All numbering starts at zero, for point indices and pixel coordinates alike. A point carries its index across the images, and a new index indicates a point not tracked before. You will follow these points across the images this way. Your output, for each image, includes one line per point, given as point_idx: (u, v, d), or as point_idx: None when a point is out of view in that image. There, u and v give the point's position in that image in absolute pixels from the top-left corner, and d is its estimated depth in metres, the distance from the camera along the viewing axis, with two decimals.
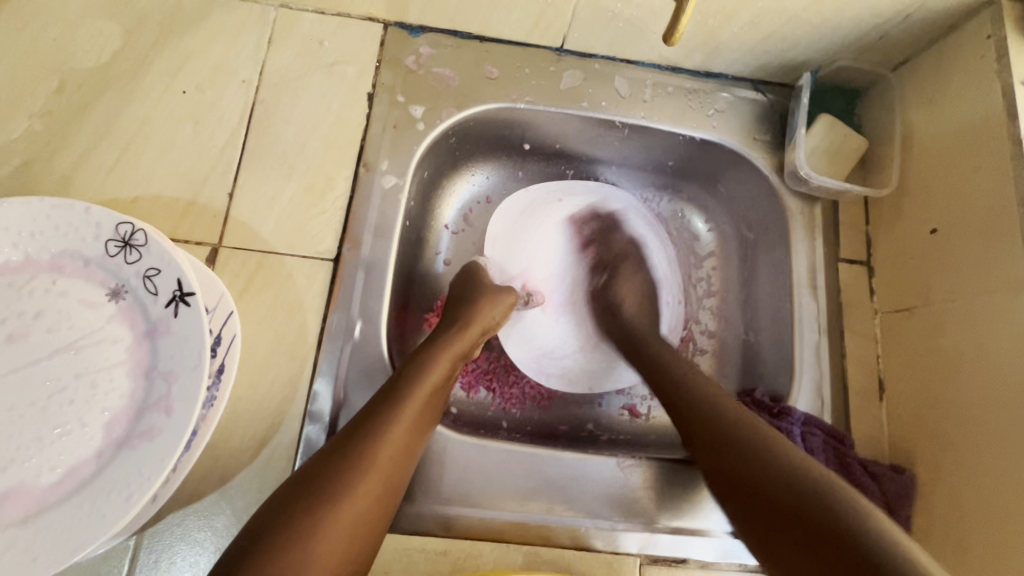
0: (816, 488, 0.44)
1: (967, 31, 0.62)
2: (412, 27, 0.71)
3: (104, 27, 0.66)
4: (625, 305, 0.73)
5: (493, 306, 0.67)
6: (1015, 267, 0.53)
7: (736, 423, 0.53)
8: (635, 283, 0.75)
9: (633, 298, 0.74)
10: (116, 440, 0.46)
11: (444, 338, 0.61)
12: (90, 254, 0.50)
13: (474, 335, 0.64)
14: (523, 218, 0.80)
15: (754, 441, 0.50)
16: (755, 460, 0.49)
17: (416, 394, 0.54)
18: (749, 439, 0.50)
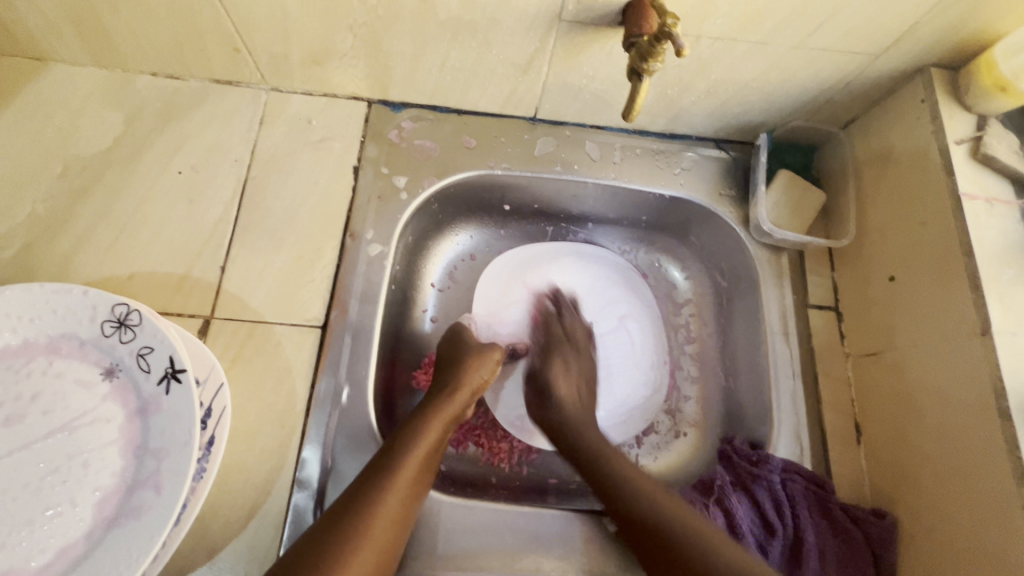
0: None
1: (904, 94, 0.67)
2: (395, 104, 0.76)
3: (106, 115, 0.71)
4: (562, 396, 0.71)
5: (481, 365, 0.69)
6: (966, 313, 0.56)
7: None
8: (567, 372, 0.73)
9: (568, 387, 0.72)
10: (106, 518, 0.47)
11: (437, 403, 0.64)
12: (86, 335, 0.53)
13: (465, 398, 0.66)
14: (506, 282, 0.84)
15: None
16: None
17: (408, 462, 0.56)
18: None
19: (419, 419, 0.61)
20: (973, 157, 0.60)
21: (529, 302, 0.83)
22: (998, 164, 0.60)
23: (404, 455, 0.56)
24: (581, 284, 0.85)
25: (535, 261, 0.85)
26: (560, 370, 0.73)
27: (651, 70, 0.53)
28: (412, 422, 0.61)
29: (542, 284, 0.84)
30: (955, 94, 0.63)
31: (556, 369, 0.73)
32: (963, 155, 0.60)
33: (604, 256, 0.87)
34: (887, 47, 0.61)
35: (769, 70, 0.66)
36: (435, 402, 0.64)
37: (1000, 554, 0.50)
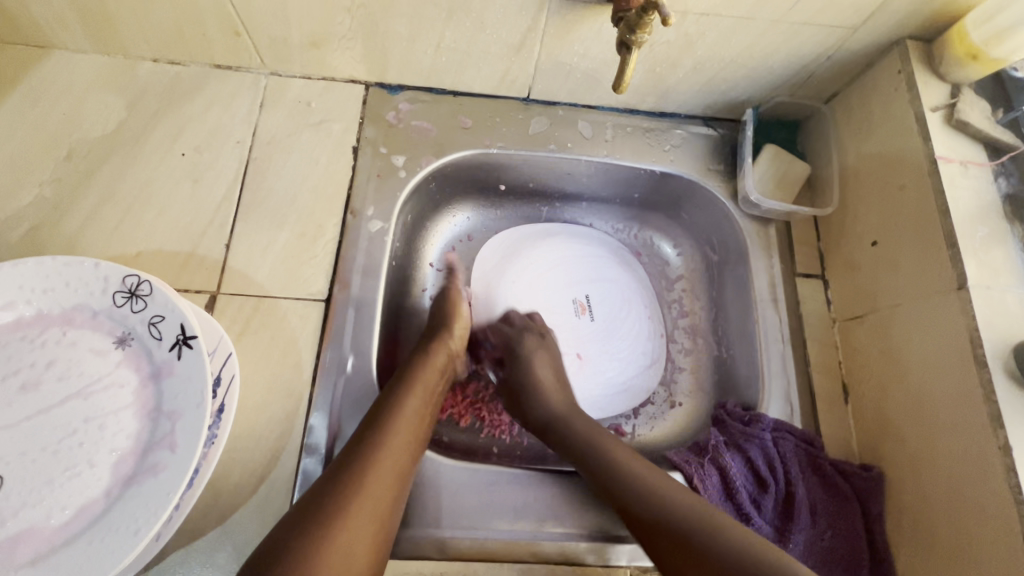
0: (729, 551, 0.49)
1: (882, 66, 0.69)
2: (391, 86, 0.78)
3: (109, 100, 0.72)
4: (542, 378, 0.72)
5: (452, 331, 0.72)
6: (943, 271, 0.59)
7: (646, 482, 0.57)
8: (546, 360, 0.75)
9: (546, 372, 0.73)
10: (123, 477, 0.49)
11: (420, 365, 0.66)
12: (98, 306, 0.54)
13: (442, 360, 0.68)
14: (503, 260, 0.85)
15: (676, 503, 0.55)
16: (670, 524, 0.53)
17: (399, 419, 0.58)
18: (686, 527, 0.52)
19: (405, 380, 0.63)
20: (948, 123, 0.63)
21: (528, 278, 0.85)
22: (972, 129, 0.62)
23: (393, 414, 0.58)
24: (577, 260, 0.87)
25: (532, 238, 0.87)
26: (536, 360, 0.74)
27: (639, 41, 0.56)
28: (399, 383, 0.62)
29: (540, 258, 0.87)
30: (930, 64, 0.66)
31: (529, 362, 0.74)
32: (938, 122, 0.63)
33: (597, 236, 0.89)
34: (863, 20, 0.64)
35: (752, 46, 0.68)
36: (419, 363, 0.66)
37: (978, 494, 0.53)
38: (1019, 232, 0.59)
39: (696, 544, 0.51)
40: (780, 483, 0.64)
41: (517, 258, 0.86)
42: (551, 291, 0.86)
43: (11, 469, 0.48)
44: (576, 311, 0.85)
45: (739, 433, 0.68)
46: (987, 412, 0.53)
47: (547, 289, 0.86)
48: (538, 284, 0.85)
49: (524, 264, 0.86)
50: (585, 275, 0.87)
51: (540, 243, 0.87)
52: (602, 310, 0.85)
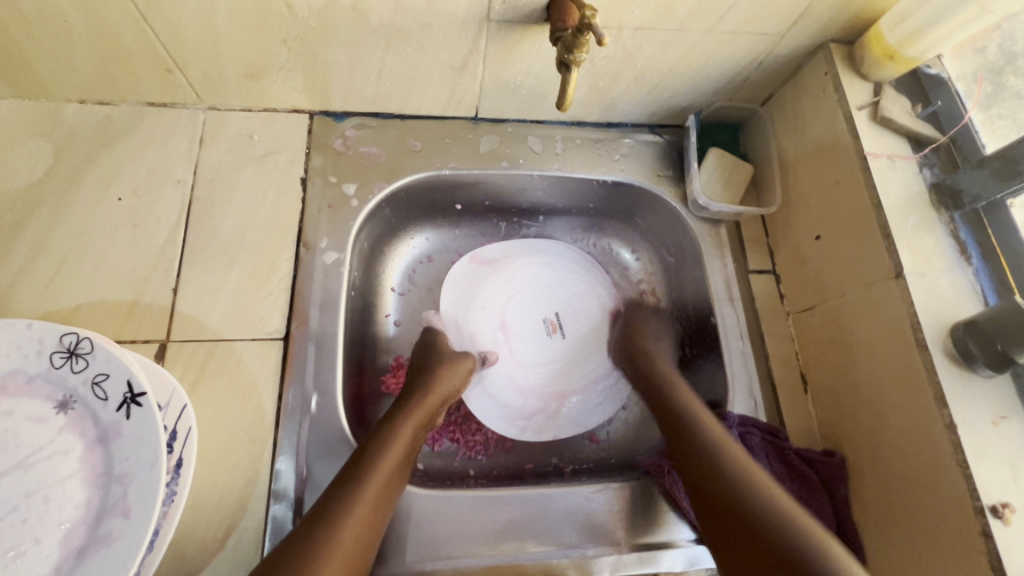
0: (750, 481, 0.55)
1: (810, 68, 0.73)
2: (337, 113, 0.77)
3: (35, 147, 0.69)
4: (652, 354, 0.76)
5: (453, 372, 0.71)
6: (882, 260, 0.62)
7: (704, 432, 0.62)
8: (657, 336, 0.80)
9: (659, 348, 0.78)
10: (74, 550, 0.46)
11: (407, 406, 0.66)
12: (34, 369, 0.51)
13: (434, 403, 0.68)
14: (470, 287, 0.86)
15: (731, 450, 0.59)
16: (716, 470, 0.57)
17: (380, 469, 0.57)
18: (732, 479, 0.55)
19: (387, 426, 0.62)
20: (873, 120, 0.67)
21: (495, 304, 0.86)
22: (895, 124, 0.66)
23: (372, 463, 0.57)
24: (542, 279, 0.88)
25: (495, 261, 0.87)
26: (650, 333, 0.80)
27: (578, 61, 0.57)
28: (382, 428, 0.62)
29: (504, 282, 0.87)
30: (852, 65, 0.69)
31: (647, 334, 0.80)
32: (864, 119, 0.67)
33: (560, 251, 0.90)
34: (788, 27, 0.67)
35: (688, 56, 0.70)
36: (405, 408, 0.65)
37: (926, 471, 0.56)
38: (946, 218, 0.63)
39: (727, 483, 0.55)
40: None
41: (481, 285, 0.86)
42: (521, 312, 0.86)
43: None
44: (547, 330, 0.86)
45: None
46: (931, 392, 0.55)
47: (517, 309, 0.86)
48: (508, 307, 0.86)
49: (492, 289, 0.86)
50: (550, 293, 0.88)
51: (503, 266, 0.88)
52: (573, 326, 0.87)
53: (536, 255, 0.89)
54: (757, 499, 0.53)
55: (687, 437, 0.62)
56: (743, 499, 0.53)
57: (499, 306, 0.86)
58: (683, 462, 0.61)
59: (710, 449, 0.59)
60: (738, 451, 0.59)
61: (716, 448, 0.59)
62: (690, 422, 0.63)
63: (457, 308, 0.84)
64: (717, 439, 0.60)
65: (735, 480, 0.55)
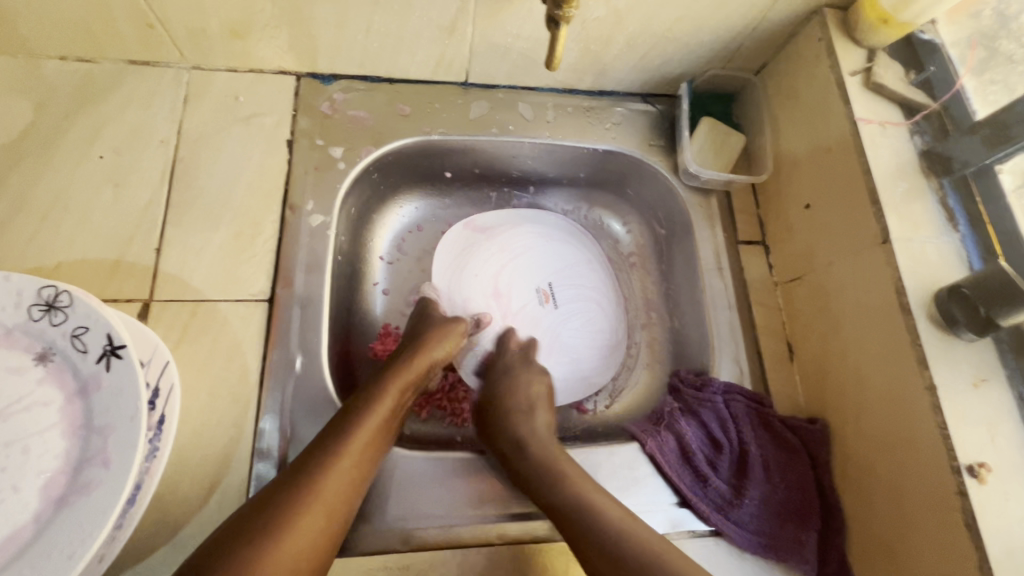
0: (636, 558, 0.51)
1: (804, 34, 0.72)
2: (324, 76, 0.76)
3: (14, 103, 0.67)
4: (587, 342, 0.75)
5: (444, 338, 0.70)
6: (869, 227, 0.61)
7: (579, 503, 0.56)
8: None
9: None
10: (54, 499, 0.46)
11: (395, 368, 0.65)
12: (13, 322, 0.50)
13: (423, 366, 0.67)
14: (463, 255, 0.84)
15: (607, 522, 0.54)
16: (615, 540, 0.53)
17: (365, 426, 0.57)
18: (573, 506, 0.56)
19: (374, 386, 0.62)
20: (866, 87, 0.66)
21: (489, 272, 0.84)
22: (888, 91, 0.65)
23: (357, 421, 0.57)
24: (536, 249, 0.87)
25: (490, 230, 0.86)
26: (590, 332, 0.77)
27: (567, 16, 0.56)
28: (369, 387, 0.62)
29: (498, 251, 0.86)
30: (846, 31, 0.68)
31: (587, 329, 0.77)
32: (857, 85, 0.66)
33: (552, 221, 0.89)
34: None
35: (681, 19, 0.69)
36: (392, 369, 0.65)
37: (908, 434, 0.56)
38: (935, 185, 0.63)
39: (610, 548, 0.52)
40: (733, 443, 0.67)
41: (475, 253, 0.85)
42: (515, 280, 0.85)
43: None
44: (540, 300, 0.85)
45: (693, 398, 0.71)
46: (914, 356, 0.56)
47: (511, 278, 0.85)
48: (501, 275, 0.85)
49: (485, 257, 0.85)
50: (545, 264, 0.86)
51: (497, 235, 0.86)
52: (567, 295, 0.85)
53: (530, 226, 0.88)
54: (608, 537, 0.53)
55: (562, 489, 0.58)
56: None
57: (492, 274, 0.84)
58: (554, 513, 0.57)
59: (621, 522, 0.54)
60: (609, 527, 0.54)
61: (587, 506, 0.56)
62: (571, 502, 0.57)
63: (451, 275, 0.82)
64: (580, 500, 0.57)
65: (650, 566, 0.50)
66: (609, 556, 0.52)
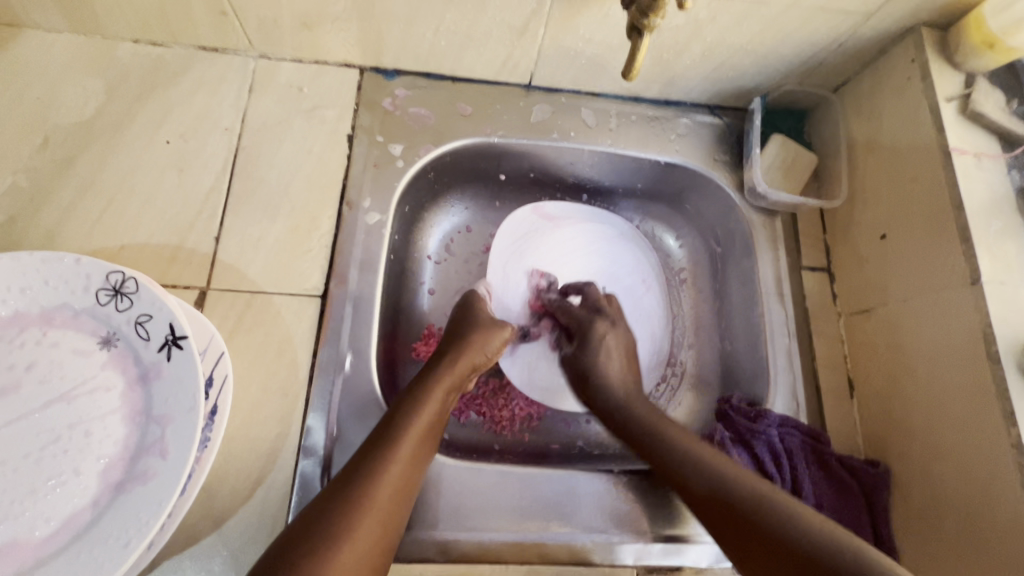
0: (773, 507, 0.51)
1: (894, 53, 0.68)
2: (387, 71, 0.75)
3: (87, 84, 0.68)
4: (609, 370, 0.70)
5: (486, 341, 0.69)
6: (957, 266, 0.58)
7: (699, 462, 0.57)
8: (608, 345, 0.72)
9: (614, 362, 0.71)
10: (112, 485, 0.47)
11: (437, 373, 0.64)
12: (81, 305, 0.51)
13: (464, 370, 0.66)
14: (526, 238, 0.83)
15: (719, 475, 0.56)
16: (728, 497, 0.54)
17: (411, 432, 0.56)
18: (684, 462, 0.58)
19: (418, 389, 0.61)
20: (962, 114, 0.62)
21: (547, 261, 0.83)
22: (986, 120, 0.61)
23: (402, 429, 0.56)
24: (595, 248, 0.85)
25: (553, 221, 0.84)
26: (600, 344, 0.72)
27: (651, 26, 0.54)
28: (413, 390, 0.61)
29: (559, 243, 0.84)
30: (944, 53, 0.64)
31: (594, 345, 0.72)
32: (953, 112, 0.62)
33: (614, 224, 0.86)
34: (878, 6, 0.62)
35: (764, 31, 0.66)
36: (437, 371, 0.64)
37: (987, 493, 0.53)
38: None
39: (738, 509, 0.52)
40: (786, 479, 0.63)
41: (537, 239, 0.83)
42: (573, 275, 0.84)
43: None
44: None
45: (744, 428, 0.67)
46: (1000, 409, 0.52)
47: (569, 274, 0.84)
48: (559, 271, 0.84)
49: (548, 246, 0.84)
50: (603, 264, 0.85)
51: (561, 226, 0.85)
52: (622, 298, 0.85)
53: (592, 225, 0.86)
54: (727, 490, 0.54)
55: (665, 444, 0.60)
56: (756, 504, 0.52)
57: (550, 267, 0.83)
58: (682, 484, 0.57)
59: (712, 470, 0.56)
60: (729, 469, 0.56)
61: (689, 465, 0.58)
62: (688, 455, 0.58)
63: (509, 265, 0.81)
64: (699, 459, 0.58)
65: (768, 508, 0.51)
66: (731, 512, 0.53)
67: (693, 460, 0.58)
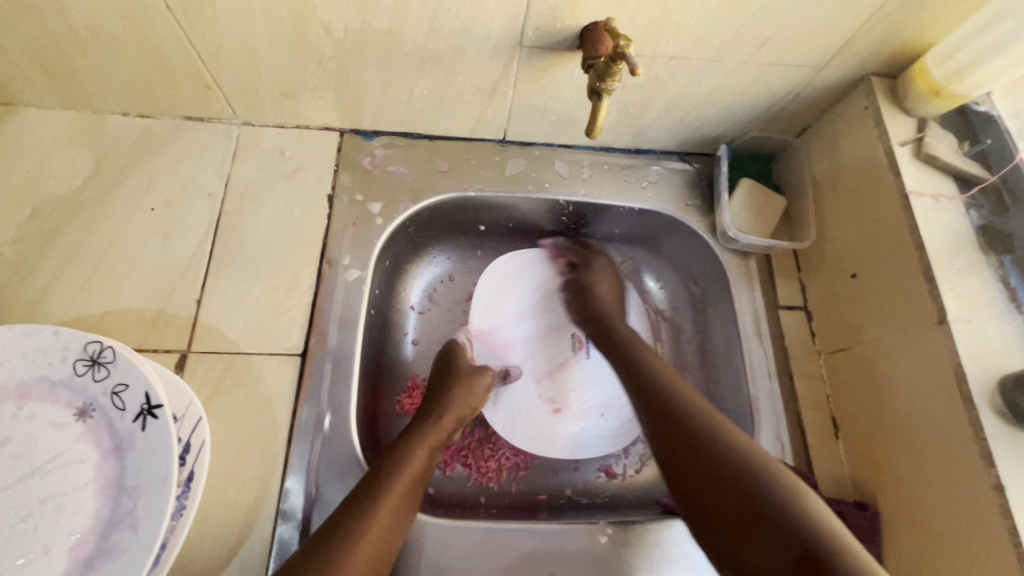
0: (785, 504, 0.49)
1: (849, 101, 0.71)
2: (367, 132, 0.78)
3: (77, 157, 0.71)
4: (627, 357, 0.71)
5: (470, 393, 0.70)
6: (923, 305, 0.58)
7: (717, 436, 0.56)
8: (633, 328, 0.75)
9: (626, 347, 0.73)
10: (81, 561, 0.46)
11: (424, 427, 0.64)
12: (58, 376, 0.52)
13: (450, 425, 0.66)
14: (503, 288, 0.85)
15: (743, 448, 0.55)
16: (744, 484, 0.52)
17: (393, 493, 0.56)
18: (739, 465, 0.53)
19: (400, 446, 0.61)
20: (917, 157, 0.64)
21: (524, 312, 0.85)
22: (940, 162, 0.63)
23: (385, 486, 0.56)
24: None
25: (530, 271, 0.87)
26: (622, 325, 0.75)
27: (609, 89, 0.57)
28: (395, 448, 0.61)
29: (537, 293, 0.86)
30: (895, 100, 0.67)
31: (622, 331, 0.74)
32: (907, 155, 0.64)
33: None
34: (828, 59, 0.65)
35: (722, 85, 0.69)
36: (421, 427, 0.64)
37: (970, 533, 0.52)
38: (994, 262, 0.59)
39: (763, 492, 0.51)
40: None
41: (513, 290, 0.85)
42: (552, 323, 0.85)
43: None
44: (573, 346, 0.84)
45: None
46: (977, 449, 0.52)
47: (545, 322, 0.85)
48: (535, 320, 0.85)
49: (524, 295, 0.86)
50: None
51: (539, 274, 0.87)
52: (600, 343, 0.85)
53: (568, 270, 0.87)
54: (733, 456, 0.54)
55: (730, 441, 0.55)
56: (759, 497, 0.50)
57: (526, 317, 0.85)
58: (702, 465, 0.55)
59: (725, 441, 0.55)
60: (755, 448, 0.55)
61: (719, 441, 0.56)
62: (712, 432, 0.56)
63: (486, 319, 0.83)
64: (723, 429, 0.56)
65: (767, 486, 0.51)
66: (750, 496, 0.51)
67: (738, 458, 0.54)
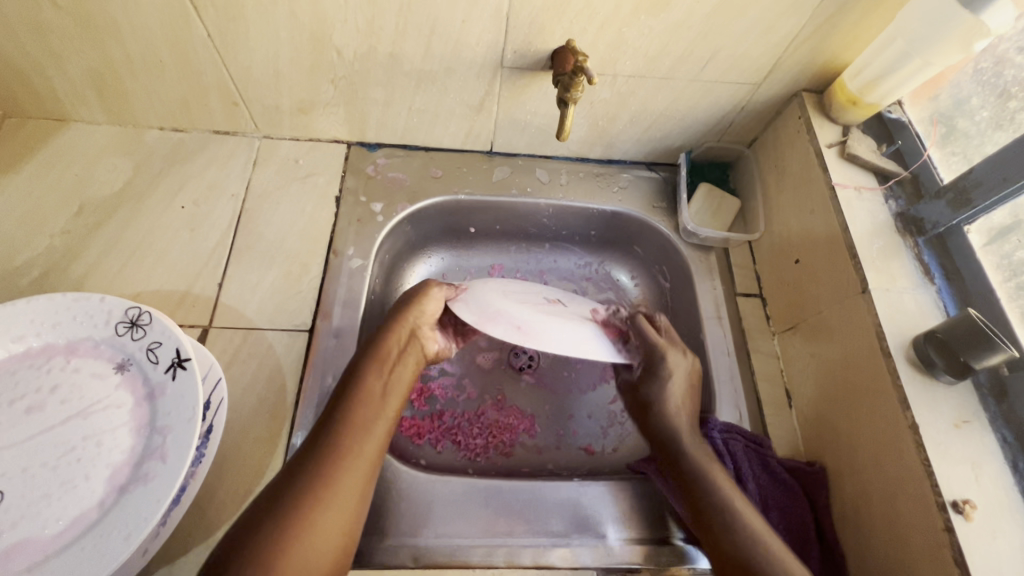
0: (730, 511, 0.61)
1: (786, 113, 0.82)
2: (371, 144, 0.89)
3: (119, 163, 0.82)
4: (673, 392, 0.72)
5: (407, 314, 0.71)
6: (851, 278, 0.67)
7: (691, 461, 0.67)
8: (679, 373, 0.73)
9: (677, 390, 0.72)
10: (117, 487, 0.53)
11: (367, 357, 0.66)
12: (101, 336, 0.60)
13: (395, 346, 0.68)
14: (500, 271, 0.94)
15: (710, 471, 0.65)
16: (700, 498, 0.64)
17: (355, 410, 0.61)
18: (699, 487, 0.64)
19: (354, 369, 0.65)
20: (842, 157, 0.75)
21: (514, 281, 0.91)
22: (862, 161, 0.73)
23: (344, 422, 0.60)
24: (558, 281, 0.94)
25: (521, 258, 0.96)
26: (670, 372, 0.73)
27: (574, 98, 0.69)
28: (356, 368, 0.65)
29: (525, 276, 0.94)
30: (823, 112, 0.78)
31: (664, 375, 0.73)
32: (834, 156, 0.75)
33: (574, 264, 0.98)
34: (762, 77, 0.77)
35: (676, 101, 0.81)
36: (373, 348, 0.67)
37: (894, 470, 0.59)
38: (911, 243, 0.69)
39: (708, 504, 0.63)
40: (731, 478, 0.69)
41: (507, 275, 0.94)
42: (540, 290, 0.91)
43: (13, 484, 0.52)
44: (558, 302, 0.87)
45: None
46: (896, 396, 0.59)
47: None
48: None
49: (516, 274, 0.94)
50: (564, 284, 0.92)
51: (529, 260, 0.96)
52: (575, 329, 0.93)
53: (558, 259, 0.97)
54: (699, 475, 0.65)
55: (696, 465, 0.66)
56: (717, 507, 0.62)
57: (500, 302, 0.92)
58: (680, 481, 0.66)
59: (695, 464, 0.66)
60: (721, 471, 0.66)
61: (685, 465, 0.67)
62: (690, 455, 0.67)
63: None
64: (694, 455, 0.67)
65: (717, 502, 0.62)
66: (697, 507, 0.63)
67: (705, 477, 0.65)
